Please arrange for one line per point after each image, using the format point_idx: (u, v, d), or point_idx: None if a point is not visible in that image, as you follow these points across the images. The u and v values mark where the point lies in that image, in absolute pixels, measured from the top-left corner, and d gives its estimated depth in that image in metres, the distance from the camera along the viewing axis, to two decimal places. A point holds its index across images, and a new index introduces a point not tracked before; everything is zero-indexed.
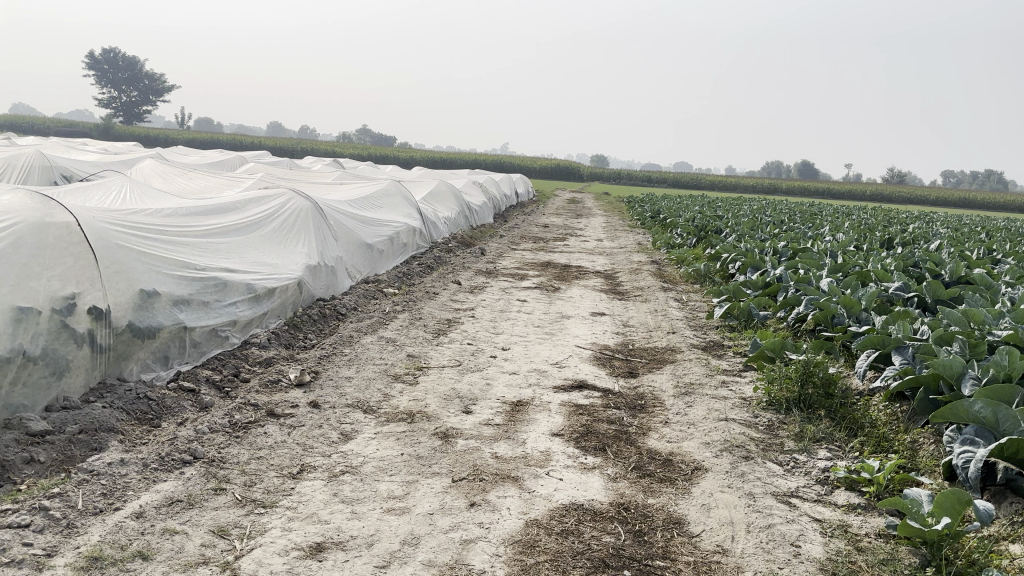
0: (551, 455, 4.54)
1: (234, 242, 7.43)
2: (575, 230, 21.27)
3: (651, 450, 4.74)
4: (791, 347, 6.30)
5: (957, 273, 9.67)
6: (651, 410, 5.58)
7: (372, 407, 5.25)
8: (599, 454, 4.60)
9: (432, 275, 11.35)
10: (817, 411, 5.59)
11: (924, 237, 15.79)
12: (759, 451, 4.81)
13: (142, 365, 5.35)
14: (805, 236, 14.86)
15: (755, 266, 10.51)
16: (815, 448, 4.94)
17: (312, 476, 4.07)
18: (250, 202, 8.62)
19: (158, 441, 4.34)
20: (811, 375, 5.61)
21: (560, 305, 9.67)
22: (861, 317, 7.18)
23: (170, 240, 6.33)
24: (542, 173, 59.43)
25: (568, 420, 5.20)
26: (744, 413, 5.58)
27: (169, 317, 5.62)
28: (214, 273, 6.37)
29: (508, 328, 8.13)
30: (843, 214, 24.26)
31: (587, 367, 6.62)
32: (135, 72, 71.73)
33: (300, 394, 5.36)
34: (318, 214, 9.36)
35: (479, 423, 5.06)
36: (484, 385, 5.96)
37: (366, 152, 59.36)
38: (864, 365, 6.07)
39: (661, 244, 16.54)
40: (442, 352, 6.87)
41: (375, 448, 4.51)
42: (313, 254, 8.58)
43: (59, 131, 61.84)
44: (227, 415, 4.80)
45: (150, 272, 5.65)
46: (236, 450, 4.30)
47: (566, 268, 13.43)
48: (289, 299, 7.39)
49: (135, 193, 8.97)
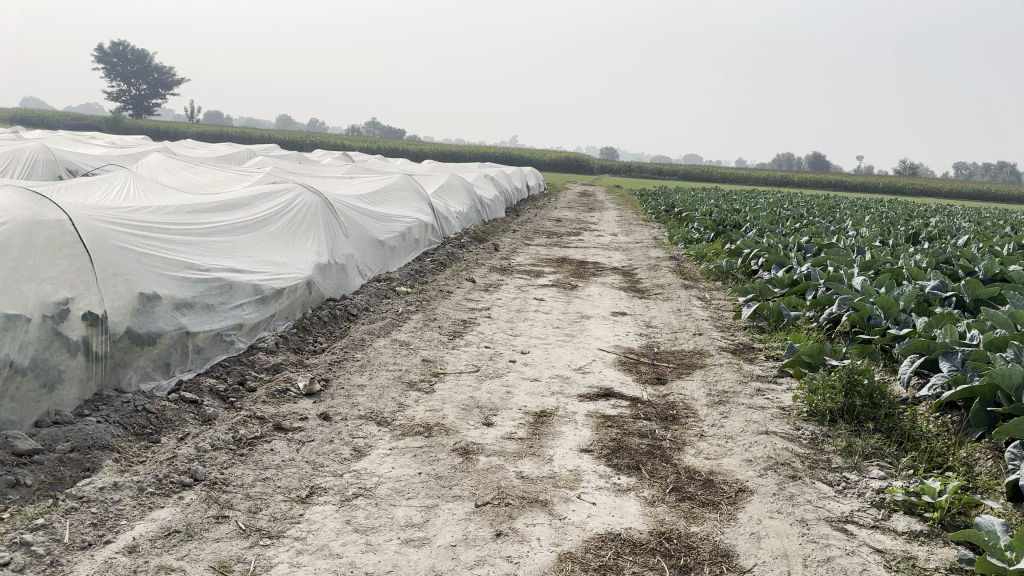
0: (581, 475, 4.17)
1: (240, 240, 7.09)
2: (589, 224, 20.82)
3: (689, 468, 4.38)
4: (830, 352, 5.93)
5: (992, 270, 9.21)
6: (685, 422, 5.21)
7: (386, 419, 4.89)
8: (633, 474, 4.24)
9: (445, 272, 11.00)
10: (863, 423, 5.20)
11: (949, 231, 15.29)
12: (805, 469, 4.44)
13: (142, 374, 5.01)
14: (827, 230, 14.39)
15: (780, 263, 10.09)
16: (865, 466, 4.56)
17: (322, 501, 3.72)
18: (258, 197, 8.29)
19: (156, 461, 4.01)
20: (856, 385, 5.29)
21: (579, 304, 9.30)
22: (900, 318, 6.76)
23: (171, 238, 5.99)
24: (553, 166, 58.99)
25: (597, 434, 4.83)
26: (784, 425, 5.20)
27: (170, 321, 5.28)
28: (218, 273, 6.03)
29: (526, 329, 7.76)
30: (861, 207, 23.69)
31: (613, 373, 6.25)
32: (144, 65, 71.67)
33: (309, 405, 5.00)
34: (328, 210, 9.00)
35: (501, 437, 4.69)
36: (505, 394, 5.59)
37: (376, 144, 58.97)
38: (909, 372, 5.65)
39: (678, 239, 16.12)
40: (458, 357, 6.50)
41: (391, 467, 4.15)
42: (323, 252, 8.22)
43: (68, 125, 61.82)
44: (231, 429, 4.45)
45: (150, 273, 5.32)
46: (240, 470, 3.96)
47: (581, 264, 13.04)
48: (297, 300, 7.03)
49: (138, 188, 8.66)
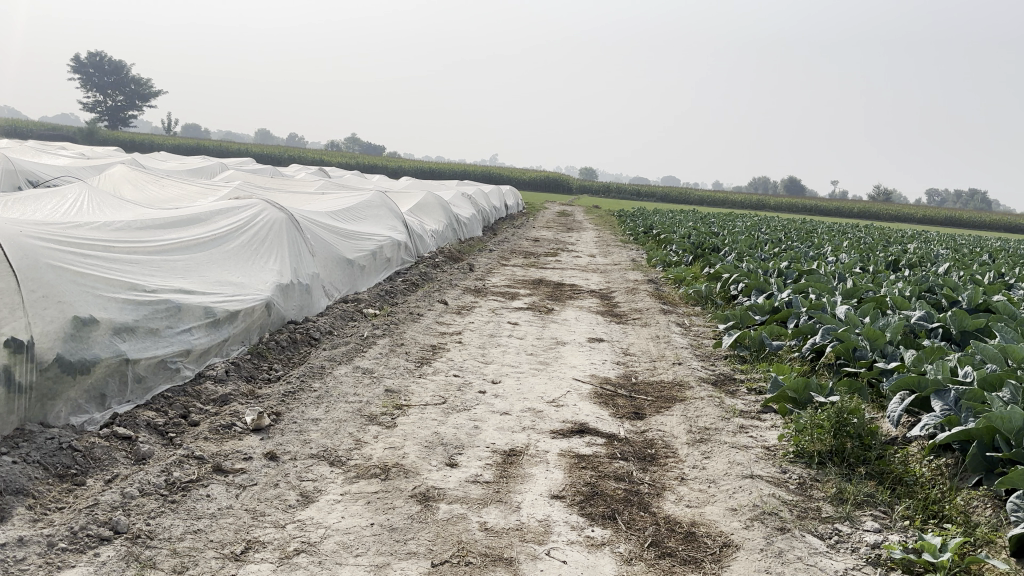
0: (551, 527, 3.79)
1: (194, 259, 6.67)
2: (566, 244, 20.50)
3: (669, 518, 4.01)
4: (817, 388, 5.63)
5: (976, 300, 8.97)
6: (664, 463, 4.85)
7: (341, 459, 4.49)
8: (609, 525, 3.86)
9: (417, 293, 10.60)
10: (853, 466, 4.88)
11: (929, 258, 15.12)
12: (794, 520, 4.09)
13: (72, 406, 4.56)
14: (806, 255, 14.17)
15: (761, 289, 9.81)
16: (858, 516, 4.23)
17: (259, 558, 3.31)
18: (217, 213, 7.87)
19: (74, 510, 3.57)
20: (845, 425, 4.97)
21: (554, 329, 8.93)
22: (887, 350, 6.47)
23: (114, 257, 5.58)
24: (532, 185, 58.90)
25: (570, 477, 4.45)
26: (769, 467, 4.86)
27: (108, 348, 4.84)
28: (166, 295, 5.61)
29: (498, 356, 7.38)
30: (839, 232, 23.61)
31: (588, 407, 5.87)
32: (121, 76, 70.84)
33: (255, 443, 4.58)
34: (294, 227, 8.59)
35: (465, 480, 4.30)
36: (472, 429, 5.19)
37: (354, 160, 58.60)
38: (898, 410, 5.33)
39: (656, 261, 15.86)
40: (424, 387, 6.09)
41: (340, 517, 3.75)
42: (285, 271, 7.79)
43: (41, 134, 60.85)
44: (165, 472, 4.02)
45: (86, 295, 4.89)
46: (169, 521, 3.53)
47: (558, 286, 12.70)
48: (253, 324, 6.61)
49: (93, 202, 8.21)
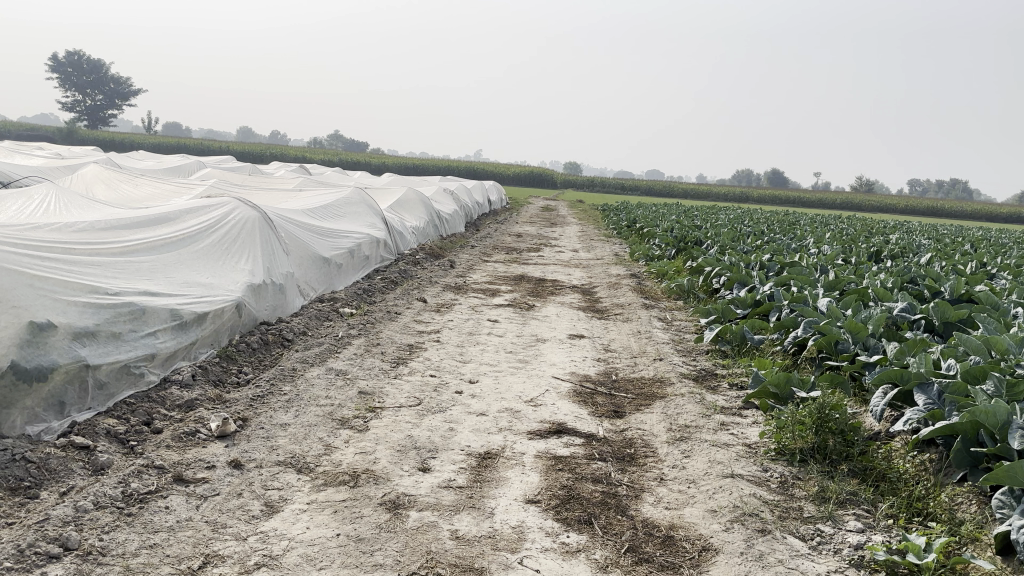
0: (525, 534, 3.66)
1: (160, 260, 6.49)
2: (549, 239, 20.36)
3: (647, 522, 3.89)
4: (799, 383, 5.52)
5: (958, 291, 8.90)
6: (643, 463, 4.73)
7: (308, 465, 4.34)
8: (585, 530, 3.74)
9: (395, 291, 10.44)
10: (835, 463, 4.78)
11: (910, 248, 15.10)
12: (775, 521, 3.98)
13: (29, 415, 4.37)
14: (789, 248, 14.11)
15: (743, 282, 9.70)
16: (842, 516, 4.13)
17: (217, 574, 3.16)
18: (186, 212, 7.69)
19: (23, 525, 3.39)
20: (827, 420, 4.87)
21: (534, 326, 8.80)
22: (869, 343, 6.37)
23: (74, 259, 5.40)
24: (516, 180, 58.76)
25: (545, 480, 4.32)
26: (750, 465, 4.75)
27: (67, 353, 4.66)
28: (130, 297, 5.43)
29: (476, 354, 7.24)
30: (823, 224, 23.58)
31: (567, 406, 5.74)
32: (99, 75, 70.03)
33: (219, 451, 4.43)
34: (267, 225, 8.40)
35: (436, 486, 4.16)
36: (447, 431, 5.05)
37: (337, 158, 58.20)
38: (881, 404, 5.23)
39: (639, 255, 15.75)
40: (398, 388, 5.95)
41: (305, 528, 3.61)
42: (257, 271, 7.61)
43: (18, 135, 60.07)
44: (122, 483, 3.86)
45: (43, 299, 4.70)
46: (123, 535, 3.38)
47: (540, 282, 12.57)
48: (223, 325, 6.43)
49: (60, 202, 7.99)
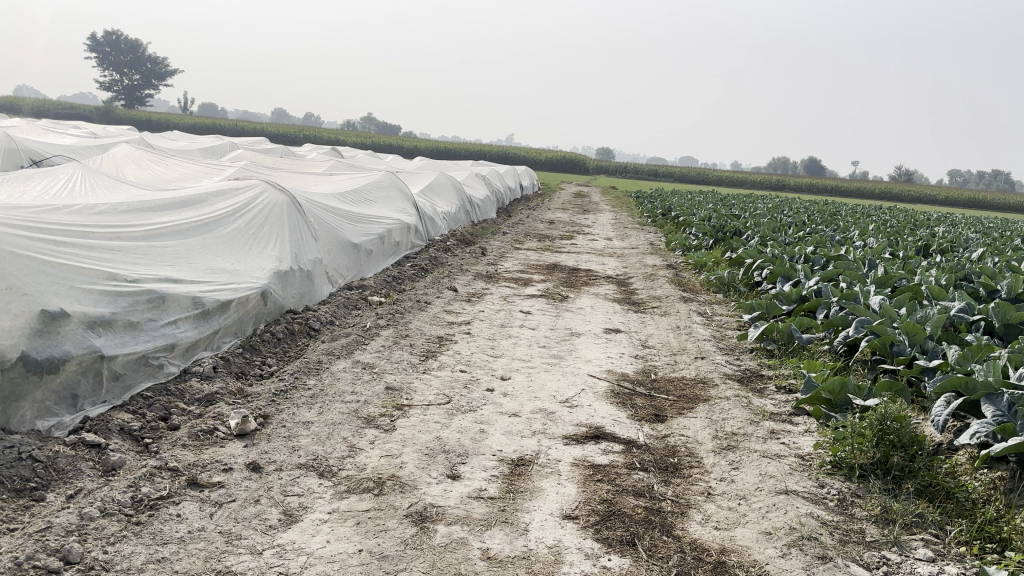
0: (563, 555, 3.36)
1: (183, 245, 6.27)
2: (581, 227, 19.97)
3: (696, 544, 3.57)
4: (855, 390, 5.12)
5: (1018, 290, 8.35)
6: (688, 475, 4.41)
7: (331, 469, 4.07)
8: (628, 553, 3.42)
9: (425, 279, 10.17)
10: (897, 481, 4.39)
11: (961, 243, 14.47)
12: (836, 547, 3.63)
13: (39, 409, 4.14)
14: (833, 240, 13.57)
15: (787, 275, 9.24)
16: (908, 542, 3.77)
17: None
18: (215, 195, 7.48)
19: (24, 533, 3.15)
20: (888, 433, 4.48)
21: (569, 319, 8.46)
22: (928, 347, 5.92)
23: (92, 245, 5.18)
24: (549, 165, 58.23)
25: (583, 493, 4.01)
26: (805, 481, 4.40)
27: (81, 342, 4.42)
28: (149, 284, 5.20)
29: (508, 349, 6.93)
30: (866, 215, 22.78)
31: (604, 408, 5.41)
32: (137, 56, 70.47)
33: (238, 451, 4.18)
34: (296, 210, 8.13)
35: (467, 496, 3.87)
36: (478, 434, 4.76)
37: (370, 139, 58.06)
38: (945, 415, 4.81)
39: (676, 245, 15.29)
40: (427, 384, 5.66)
41: (325, 541, 3.34)
42: (285, 257, 7.35)
43: (58, 113, 60.63)
44: (133, 486, 3.62)
45: (56, 286, 4.49)
46: (130, 548, 3.13)
47: (573, 271, 12.22)
48: (247, 314, 6.19)
49: (85, 183, 7.79)
